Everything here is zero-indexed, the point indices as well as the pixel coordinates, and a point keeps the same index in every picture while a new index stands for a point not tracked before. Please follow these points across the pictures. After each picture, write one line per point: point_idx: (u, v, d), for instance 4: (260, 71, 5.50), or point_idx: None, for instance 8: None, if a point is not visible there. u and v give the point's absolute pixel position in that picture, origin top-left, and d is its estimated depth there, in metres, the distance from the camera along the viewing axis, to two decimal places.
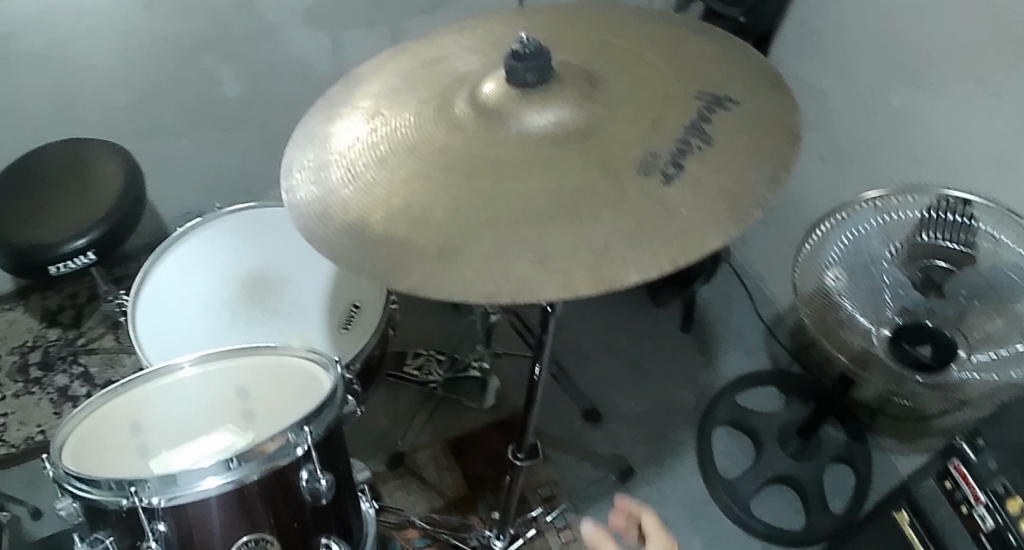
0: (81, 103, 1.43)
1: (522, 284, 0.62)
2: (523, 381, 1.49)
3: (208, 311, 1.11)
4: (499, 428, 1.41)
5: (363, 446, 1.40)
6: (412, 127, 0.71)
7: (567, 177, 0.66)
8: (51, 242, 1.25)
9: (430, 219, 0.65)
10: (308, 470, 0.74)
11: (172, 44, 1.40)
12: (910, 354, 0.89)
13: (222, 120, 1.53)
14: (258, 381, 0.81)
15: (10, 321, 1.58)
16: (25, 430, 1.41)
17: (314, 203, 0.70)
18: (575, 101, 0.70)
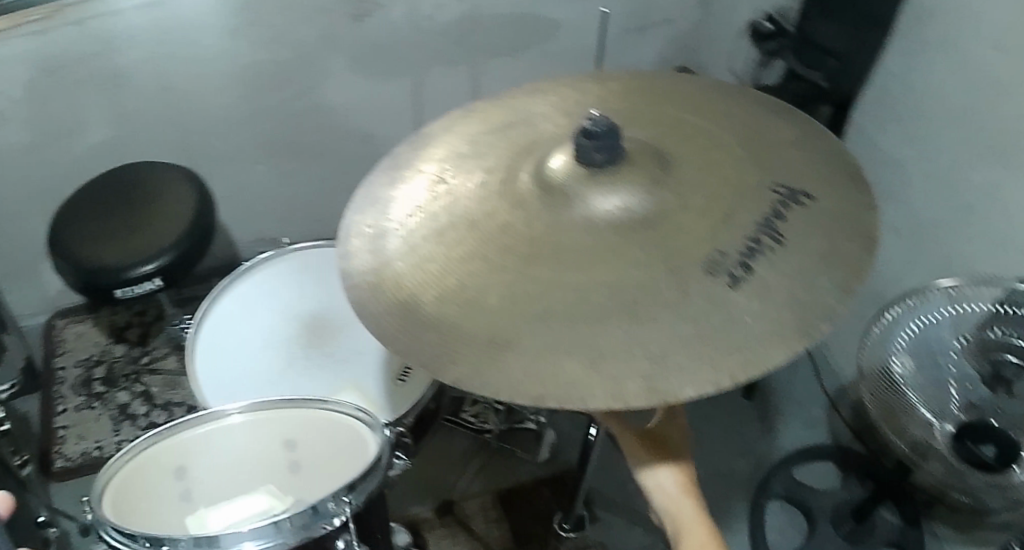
0: (161, 124, 1.50)
1: (570, 390, 0.61)
2: (582, 433, 1.46)
3: (266, 351, 1.13)
4: (551, 483, 1.39)
5: (412, 491, 1.39)
6: (475, 202, 0.72)
7: (622, 274, 0.65)
8: (119, 267, 1.29)
9: (481, 308, 0.66)
10: (344, 539, 0.71)
11: (254, 71, 1.47)
12: (973, 453, 0.87)
13: (301, 148, 1.63)
14: (305, 436, 0.80)
15: (79, 334, 1.64)
16: (82, 445, 1.45)
17: (365, 276, 0.71)
18: (642, 185, 0.69)
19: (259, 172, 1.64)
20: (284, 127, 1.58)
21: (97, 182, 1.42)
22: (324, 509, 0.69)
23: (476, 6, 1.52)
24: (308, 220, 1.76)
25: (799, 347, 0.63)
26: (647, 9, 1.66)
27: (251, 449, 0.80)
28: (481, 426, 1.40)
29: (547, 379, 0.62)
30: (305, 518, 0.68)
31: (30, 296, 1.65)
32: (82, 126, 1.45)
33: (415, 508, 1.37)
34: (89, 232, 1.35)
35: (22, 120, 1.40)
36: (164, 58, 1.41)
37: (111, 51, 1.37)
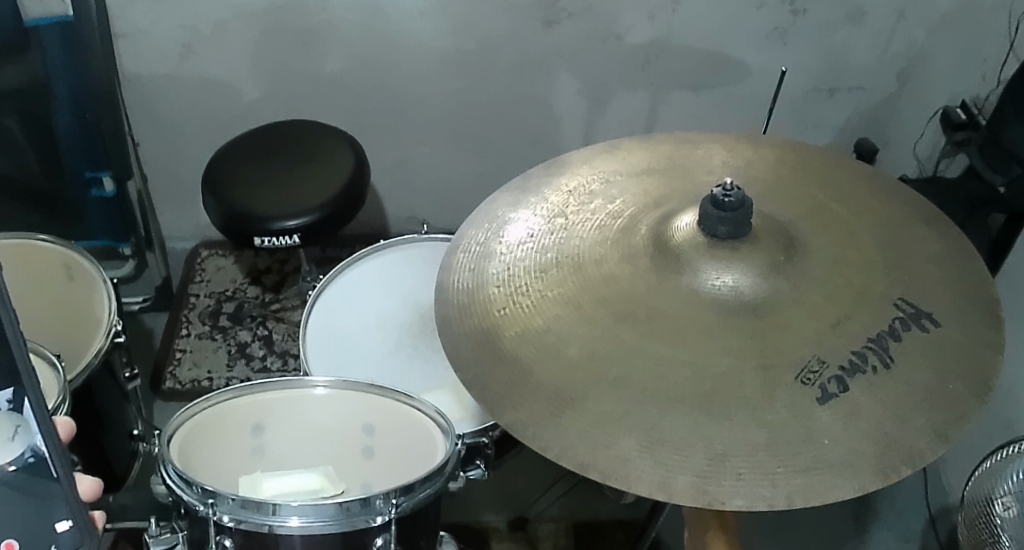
0: (339, 89, 1.60)
1: (617, 468, 0.60)
2: None
3: (374, 332, 1.17)
4: (626, 527, 1.36)
5: (491, 499, 1.40)
6: (585, 245, 0.72)
7: (710, 359, 0.63)
8: (263, 217, 1.38)
9: (556, 358, 0.65)
10: (383, 538, 0.73)
11: (436, 55, 1.54)
12: None
13: (464, 138, 1.68)
14: (382, 425, 0.83)
15: (219, 267, 1.77)
16: (195, 372, 1.55)
17: (458, 293, 0.73)
18: (759, 267, 0.66)
19: (421, 152, 1.70)
20: (454, 115, 1.64)
21: (264, 132, 1.53)
22: (373, 506, 0.71)
23: (668, 37, 1.52)
24: (456, 212, 1.81)
25: (870, 485, 0.58)
26: (838, 71, 1.58)
27: (327, 425, 0.84)
28: None
29: (598, 449, 0.61)
30: (353, 509, 0.70)
31: (185, 222, 1.80)
32: (268, 77, 1.57)
33: (488, 515, 1.37)
34: (244, 176, 1.45)
35: (221, 61, 1.54)
36: (360, 29, 1.51)
37: (313, 14, 1.48)
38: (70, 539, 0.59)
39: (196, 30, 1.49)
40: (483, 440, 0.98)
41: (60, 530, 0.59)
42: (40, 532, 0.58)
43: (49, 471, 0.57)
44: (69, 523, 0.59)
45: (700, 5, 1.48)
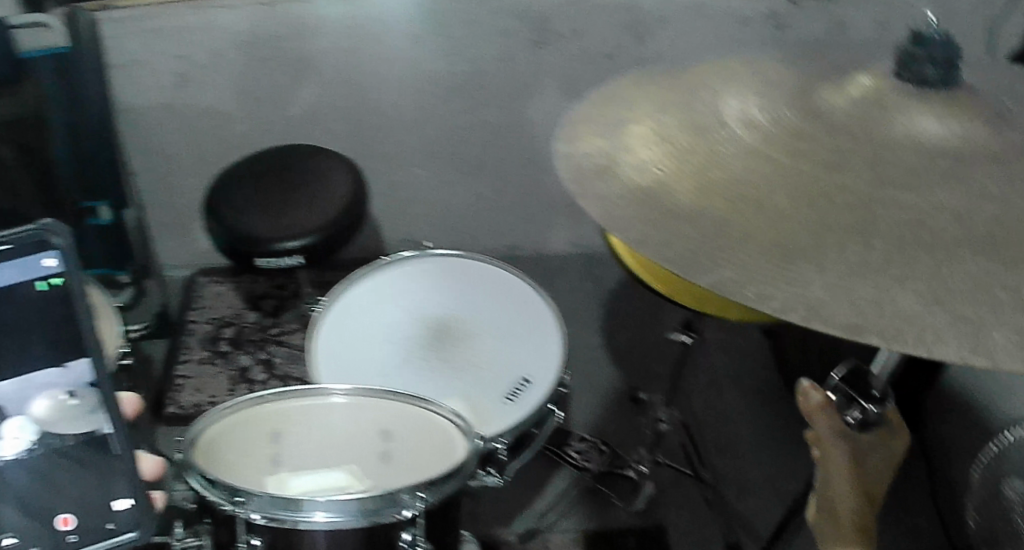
0: (338, 114, 1.62)
1: (903, 327, 0.55)
2: (681, 496, 1.42)
3: (384, 346, 1.18)
4: (638, 534, 1.37)
5: (497, 511, 1.40)
6: (776, 113, 0.71)
7: (961, 201, 0.60)
8: (267, 238, 1.39)
9: (774, 220, 0.62)
10: (409, 533, 0.78)
11: (428, 79, 1.57)
12: None
13: (457, 159, 1.70)
14: (401, 427, 0.85)
15: (218, 293, 1.76)
16: (198, 396, 1.54)
17: (606, 161, 0.72)
18: (966, 121, 0.66)
19: (414, 175, 1.72)
20: (448, 135, 1.66)
21: (274, 151, 1.56)
22: (398, 499, 0.74)
23: (656, 54, 1.55)
24: (453, 229, 1.81)
25: None
26: None
27: (345, 428, 0.85)
28: (582, 462, 1.43)
29: (876, 307, 0.56)
30: (378, 504, 0.72)
31: (183, 250, 1.81)
32: (260, 104, 1.59)
33: (498, 529, 1.37)
34: (246, 200, 1.46)
35: (215, 91, 1.56)
36: (348, 54, 1.53)
37: (305, 42, 1.51)
38: (130, 516, 0.71)
39: (191, 59, 1.51)
40: (497, 445, 1.00)
41: (120, 508, 0.70)
42: (104, 510, 0.70)
43: (112, 445, 0.70)
44: (129, 501, 0.70)
45: (686, 22, 1.51)
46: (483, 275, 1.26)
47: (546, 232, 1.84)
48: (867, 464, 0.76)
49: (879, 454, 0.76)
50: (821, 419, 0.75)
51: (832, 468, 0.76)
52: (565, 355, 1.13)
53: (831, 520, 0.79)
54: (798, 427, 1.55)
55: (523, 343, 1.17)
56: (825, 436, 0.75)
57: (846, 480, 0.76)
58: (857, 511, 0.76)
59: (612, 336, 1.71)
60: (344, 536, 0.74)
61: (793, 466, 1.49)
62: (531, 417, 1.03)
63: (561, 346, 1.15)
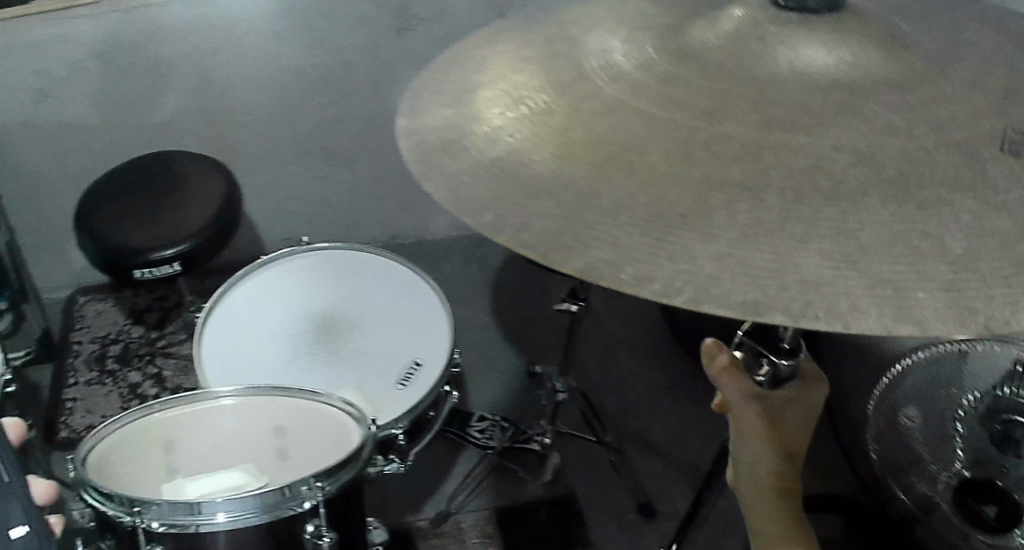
0: (210, 116, 1.55)
1: (813, 300, 0.44)
2: (585, 459, 1.47)
3: (272, 345, 1.15)
4: (548, 503, 1.40)
5: (414, 497, 1.40)
6: (633, 61, 0.60)
7: (863, 140, 0.50)
8: (140, 248, 1.32)
9: (646, 179, 0.50)
10: (314, 524, 0.76)
11: (297, 75, 1.53)
12: (978, 511, 0.93)
13: (332, 151, 1.66)
14: (296, 424, 0.84)
15: (99, 311, 1.67)
16: (88, 418, 1.44)
17: (452, 130, 0.61)
18: (858, 48, 0.57)
19: (290, 172, 1.68)
20: (323, 128, 1.62)
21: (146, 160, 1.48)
22: (297, 492, 0.74)
23: None
24: (335, 223, 1.78)
25: None
26: None
27: (244, 430, 0.86)
28: (485, 442, 1.39)
29: (780, 277, 0.45)
30: (276, 498, 0.72)
31: (57, 270, 1.69)
32: (119, 111, 1.49)
33: (410, 516, 1.37)
34: (117, 212, 1.38)
35: (71, 102, 1.45)
36: (211, 54, 1.47)
37: (163, 47, 1.43)
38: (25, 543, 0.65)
39: (49, 72, 1.41)
40: (394, 431, 0.99)
41: (13, 536, 0.65)
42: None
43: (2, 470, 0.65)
44: (24, 528, 0.65)
45: None
46: (367, 263, 1.24)
47: (429, 217, 1.85)
48: (786, 424, 0.64)
49: (798, 411, 0.63)
50: (728, 383, 0.62)
51: (745, 433, 0.64)
52: (453, 335, 1.12)
53: (750, 489, 0.66)
54: (690, 381, 1.63)
55: (412, 327, 1.16)
56: (734, 401, 0.62)
57: (761, 446, 0.64)
58: (775, 481, 0.65)
59: (502, 314, 1.72)
60: (247, 538, 0.73)
61: (688, 418, 1.55)
62: (424, 399, 1.02)
63: (448, 324, 1.14)
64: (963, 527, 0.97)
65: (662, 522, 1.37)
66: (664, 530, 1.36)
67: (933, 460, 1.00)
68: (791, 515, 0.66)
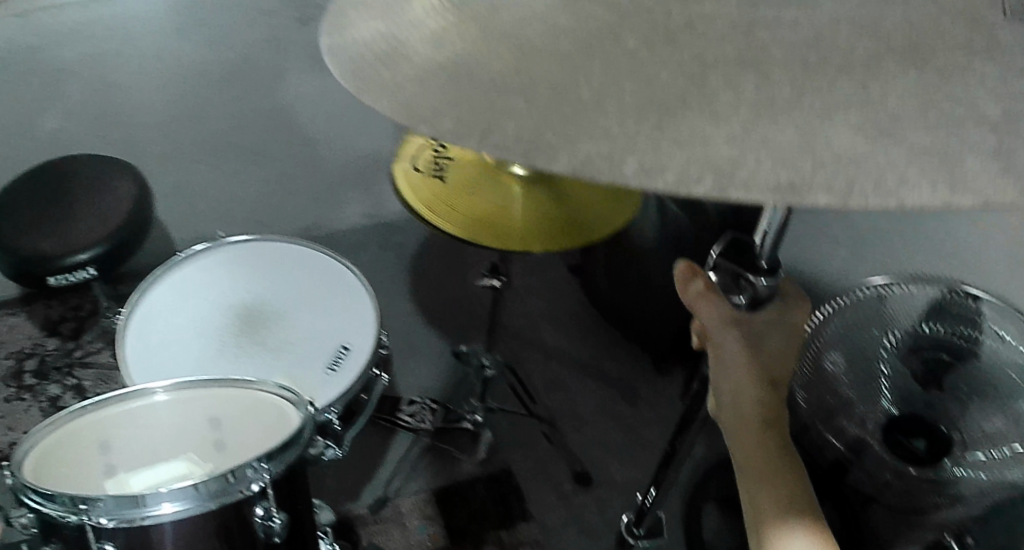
0: (120, 120, 1.52)
1: (858, 175, 0.28)
2: (520, 432, 1.48)
3: (195, 340, 1.10)
4: (486, 481, 1.41)
5: (351, 485, 1.40)
6: None
7: None
8: (54, 254, 1.24)
9: (642, 61, 0.30)
10: (263, 506, 0.77)
11: (203, 74, 1.54)
12: (906, 447, 0.88)
13: (242, 149, 1.63)
14: (233, 413, 0.83)
15: (11, 326, 1.56)
16: (13, 435, 1.37)
17: (384, 42, 0.35)
18: None
19: (199, 171, 1.61)
20: (231, 125, 1.60)
21: (50, 165, 1.38)
22: (242, 476, 0.73)
23: None
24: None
25: None
26: None
27: (178, 420, 0.83)
28: (416, 424, 1.43)
29: (811, 153, 0.28)
30: (224, 483, 0.72)
31: None
32: None
33: (347, 504, 1.37)
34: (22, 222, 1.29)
35: None
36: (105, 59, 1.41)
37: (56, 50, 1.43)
38: None
39: None
40: (330, 415, 0.98)
41: None
42: None
43: None
44: None
45: None
46: (289, 255, 1.22)
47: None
48: (765, 348, 0.63)
49: (780, 333, 0.63)
50: (706, 306, 0.64)
51: (726, 360, 0.63)
52: (379, 318, 1.11)
53: (732, 421, 0.64)
54: (613, 349, 1.63)
55: (338, 312, 1.14)
56: (712, 325, 0.63)
57: (742, 372, 0.63)
58: (760, 407, 0.62)
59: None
60: (195, 527, 0.73)
61: (614, 386, 1.56)
62: (357, 381, 1.01)
63: (373, 306, 1.13)
64: (892, 468, 0.87)
65: (597, 489, 1.42)
66: (600, 496, 1.40)
67: (862, 402, 0.91)
68: (782, 447, 0.62)
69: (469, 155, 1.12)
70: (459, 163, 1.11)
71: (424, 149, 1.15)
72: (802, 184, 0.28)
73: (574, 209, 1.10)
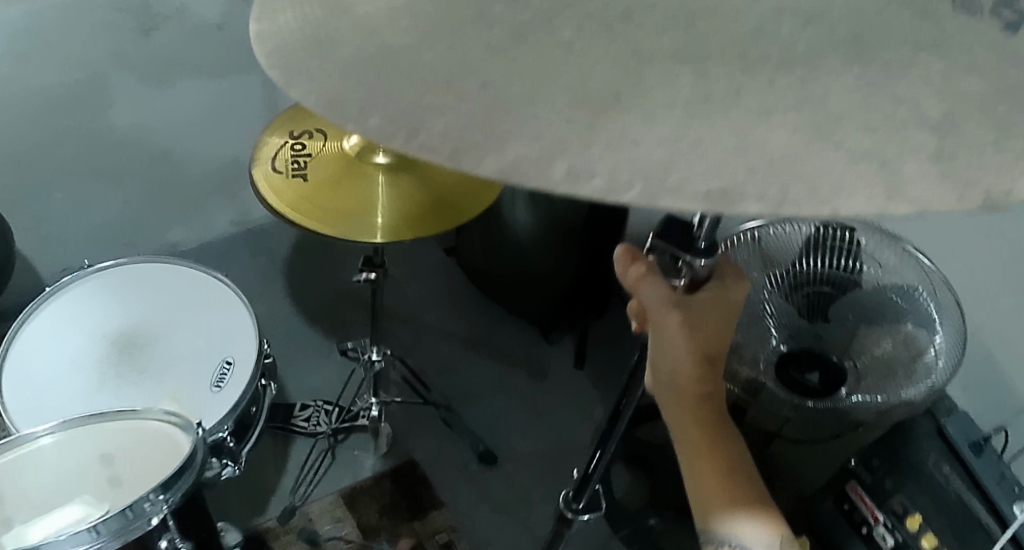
0: None
1: (792, 183, 0.27)
2: (419, 419, 1.48)
3: (71, 376, 1.02)
4: (392, 474, 1.40)
5: (258, 499, 1.35)
6: None
7: None
8: None
9: (579, 51, 0.30)
10: (167, 538, 0.74)
11: (55, 96, 1.39)
12: (801, 382, 0.91)
13: (100, 173, 1.53)
14: (124, 445, 0.78)
15: None
16: None
17: (307, 33, 0.35)
18: None
19: (58, 201, 1.51)
20: (89, 144, 1.48)
21: None
22: (141, 511, 0.70)
23: None
24: (108, 240, 1.62)
25: None
26: None
27: (64, 461, 0.77)
28: (314, 428, 1.40)
29: (749, 154, 0.27)
30: (120, 524, 0.68)
31: None
32: None
33: (255, 519, 1.32)
34: None
35: None
36: None
37: None
38: None
39: None
40: (220, 435, 0.94)
41: None
42: None
43: None
44: None
45: None
46: (160, 276, 1.15)
47: (206, 214, 1.72)
48: (706, 327, 0.58)
49: (720, 312, 0.58)
50: (646, 289, 0.56)
51: (666, 339, 0.59)
52: (257, 328, 1.07)
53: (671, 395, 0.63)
54: (506, 326, 1.65)
55: (216, 329, 1.08)
56: (653, 306, 0.57)
57: (683, 351, 0.59)
58: (700, 383, 0.61)
59: (302, 300, 1.65)
60: None
61: (508, 362, 1.58)
62: (243, 397, 0.96)
63: (251, 316, 1.08)
64: (789, 403, 0.90)
65: (503, 464, 1.43)
66: (507, 471, 1.42)
67: (750, 344, 0.94)
68: (720, 417, 0.63)
69: (326, 150, 1.09)
70: (319, 159, 1.08)
71: (280, 148, 1.10)
72: (733, 193, 0.27)
73: (443, 193, 1.08)
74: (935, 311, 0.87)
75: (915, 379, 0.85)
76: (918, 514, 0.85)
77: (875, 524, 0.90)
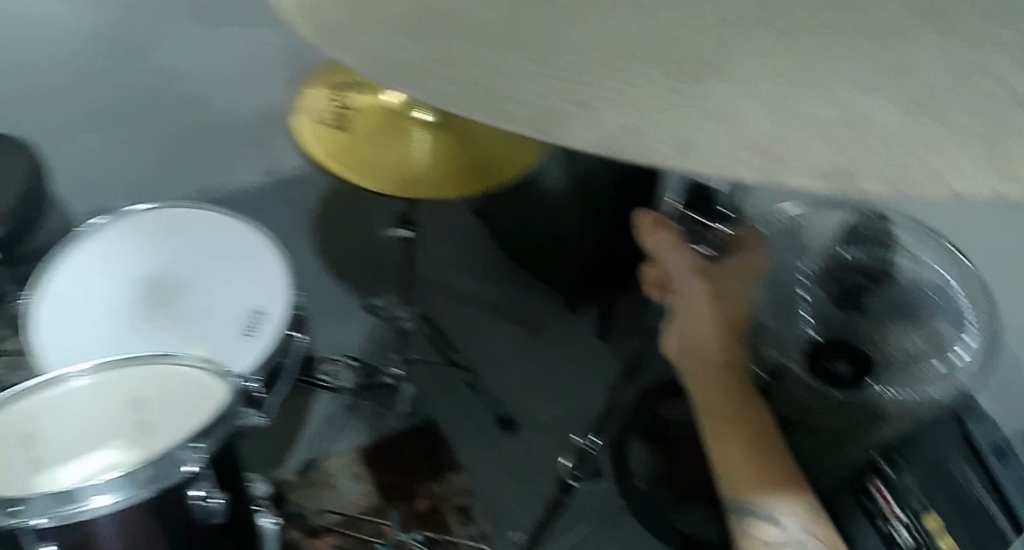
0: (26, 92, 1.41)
1: (913, 157, 0.25)
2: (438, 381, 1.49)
3: (103, 319, 1.05)
4: (413, 435, 1.42)
5: (277, 453, 1.38)
6: None
7: None
8: None
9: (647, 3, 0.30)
10: (204, 487, 0.77)
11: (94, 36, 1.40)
12: (830, 371, 0.89)
13: (131, 118, 1.55)
14: (153, 392, 0.84)
15: None
16: None
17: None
18: None
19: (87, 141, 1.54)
20: (130, 94, 1.52)
21: None
22: (177, 458, 0.73)
23: None
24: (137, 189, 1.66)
25: None
26: None
27: (92, 409, 0.83)
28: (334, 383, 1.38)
29: (854, 129, 0.27)
30: (157, 469, 0.72)
31: None
32: None
33: (275, 470, 1.35)
34: None
35: None
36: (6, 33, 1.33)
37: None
38: None
39: None
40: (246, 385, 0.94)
41: None
42: None
43: None
44: None
45: None
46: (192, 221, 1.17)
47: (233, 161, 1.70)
48: (727, 294, 0.69)
49: (733, 282, 0.70)
50: (673, 255, 0.71)
51: (691, 303, 0.69)
52: (289, 278, 1.08)
53: (695, 362, 0.68)
54: (532, 294, 1.65)
55: (247, 276, 1.10)
56: (680, 271, 0.70)
57: (707, 316, 0.68)
58: (722, 347, 0.68)
59: (330, 256, 1.66)
60: (136, 514, 0.73)
61: (530, 330, 1.59)
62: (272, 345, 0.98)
63: (284, 266, 1.10)
64: (817, 392, 0.89)
65: (523, 431, 1.44)
66: (524, 438, 1.43)
67: (780, 326, 0.92)
68: (743, 384, 0.68)
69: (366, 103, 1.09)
70: (358, 112, 1.08)
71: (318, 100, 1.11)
72: (855, 174, 0.26)
73: (475, 159, 1.05)
74: (965, 311, 0.88)
75: (941, 375, 0.86)
76: (937, 514, 0.89)
77: (891, 520, 0.92)
